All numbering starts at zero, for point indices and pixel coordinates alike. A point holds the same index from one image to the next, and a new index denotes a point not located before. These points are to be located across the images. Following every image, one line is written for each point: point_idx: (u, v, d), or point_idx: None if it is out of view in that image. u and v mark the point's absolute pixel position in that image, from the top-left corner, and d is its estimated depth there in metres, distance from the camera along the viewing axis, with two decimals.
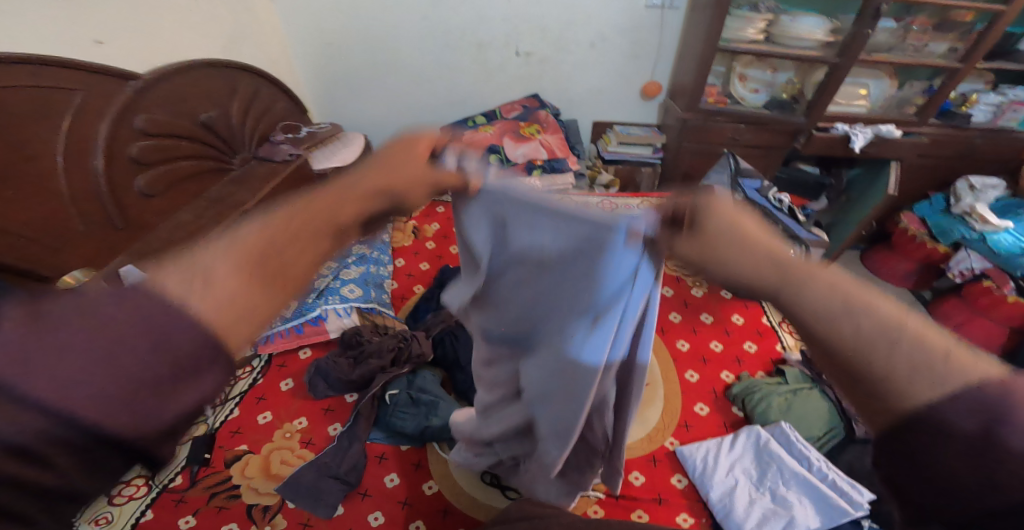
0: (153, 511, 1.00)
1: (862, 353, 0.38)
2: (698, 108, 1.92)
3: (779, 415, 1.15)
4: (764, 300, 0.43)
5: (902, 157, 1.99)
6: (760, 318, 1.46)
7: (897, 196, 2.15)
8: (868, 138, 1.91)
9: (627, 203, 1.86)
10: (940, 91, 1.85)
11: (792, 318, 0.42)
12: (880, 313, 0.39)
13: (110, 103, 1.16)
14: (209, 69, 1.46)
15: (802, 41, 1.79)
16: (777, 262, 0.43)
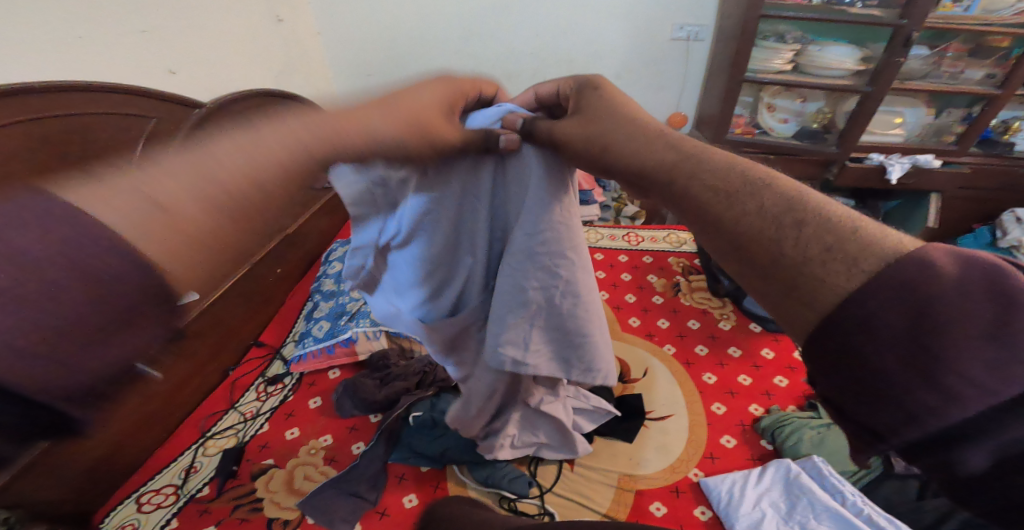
0: (178, 519, 1.04)
1: (753, 182, 0.45)
2: (726, 139, 1.94)
3: (810, 448, 1.10)
4: (687, 170, 0.49)
5: (942, 188, 1.93)
6: (792, 352, 1.41)
7: (938, 229, 2.08)
8: (905, 169, 1.86)
9: (653, 235, 1.85)
10: (978, 119, 1.81)
11: (708, 181, 0.47)
12: (763, 199, 0.44)
13: (177, 130, 1.19)
14: (264, 95, 1.50)
15: (828, 70, 1.80)
16: (674, 144, 0.51)
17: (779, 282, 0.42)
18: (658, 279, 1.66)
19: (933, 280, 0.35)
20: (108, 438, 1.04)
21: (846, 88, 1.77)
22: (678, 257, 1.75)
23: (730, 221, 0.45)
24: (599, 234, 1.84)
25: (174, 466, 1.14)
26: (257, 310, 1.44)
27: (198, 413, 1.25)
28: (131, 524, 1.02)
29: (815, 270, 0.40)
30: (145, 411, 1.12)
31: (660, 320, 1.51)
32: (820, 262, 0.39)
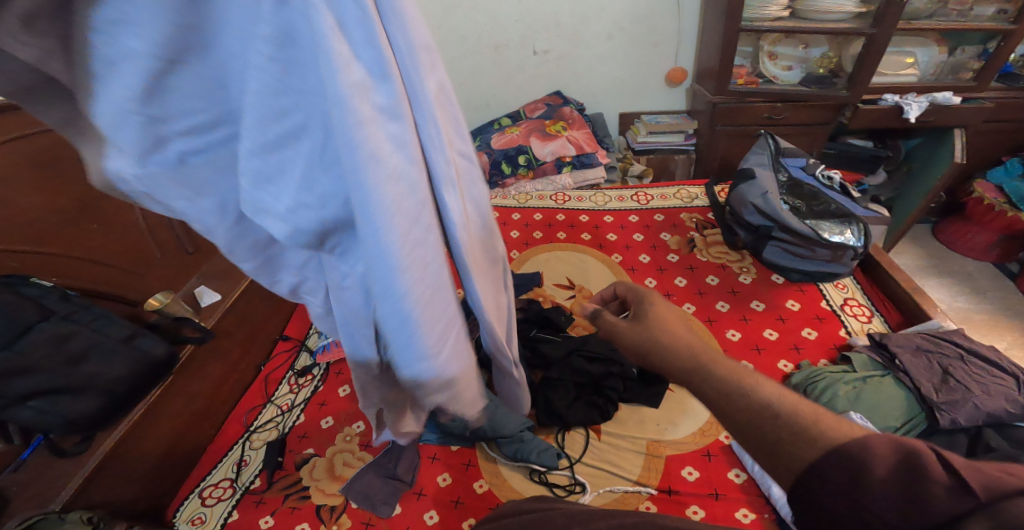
0: (238, 511, 1.06)
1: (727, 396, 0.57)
2: (729, 90, 1.84)
3: (847, 404, 1.07)
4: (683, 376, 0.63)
5: (967, 123, 1.83)
6: (819, 302, 1.38)
7: (967, 164, 1.98)
8: (924, 108, 1.76)
9: (663, 192, 1.80)
10: (995, 56, 1.70)
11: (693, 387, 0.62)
12: (751, 388, 0.56)
13: None
14: None
15: (829, 14, 1.70)
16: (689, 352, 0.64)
17: (760, 453, 0.53)
18: (672, 237, 1.62)
19: (867, 455, 0.46)
20: (162, 440, 1.08)
21: (850, 32, 1.67)
22: (691, 213, 1.70)
23: (728, 408, 0.57)
24: (607, 197, 1.79)
25: (226, 462, 1.16)
26: (277, 305, 1.46)
27: (239, 410, 1.27)
28: (199, 517, 1.06)
29: (784, 446, 0.51)
30: (191, 411, 1.16)
31: (677, 279, 1.48)
32: (789, 442, 0.51)
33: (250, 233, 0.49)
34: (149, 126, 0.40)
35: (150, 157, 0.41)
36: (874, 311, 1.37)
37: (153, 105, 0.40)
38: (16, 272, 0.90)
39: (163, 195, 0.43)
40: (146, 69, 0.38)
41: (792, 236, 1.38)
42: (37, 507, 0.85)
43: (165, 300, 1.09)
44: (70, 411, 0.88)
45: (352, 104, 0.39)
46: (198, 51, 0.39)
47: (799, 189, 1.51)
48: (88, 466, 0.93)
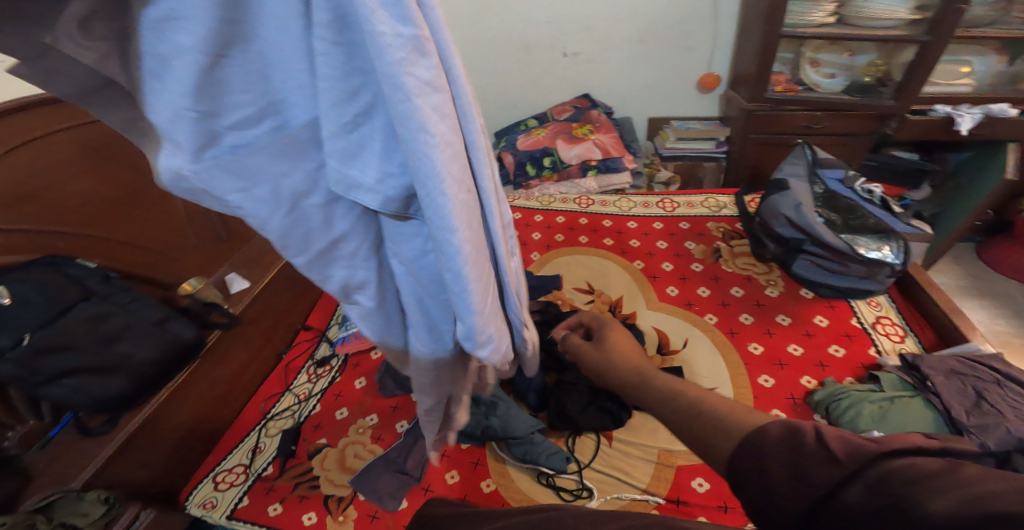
0: (249, 497, 1.09)
1: None
2: (765, 98, 1.80)
3: (870, 423, 1.02)
4: None
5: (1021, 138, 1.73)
6: (849, 320, 1.33)
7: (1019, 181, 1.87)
8: (976, 120, 1.67)
9: (690, 200, 1.77)
10: None
11: None
12: None
13: None
14: None
15: (881, 21, 1.63)
16: None
17: None
18: (697, 245, 1.59)
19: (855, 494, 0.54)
20: (182, 425, 1.12)
21: (901, 40, 1.61)
22: (718, 222, 1.67)
23: None
24: (632, 202, 1.77)
25: (241, 447, 1.20)
26: (301, 295, 1.49)
27: (258, 397, 1.31)
28: (210, 501, 1.09)
29: None
30: (212, 397, 1.19)
31: (700, 289, 1.45)
32: None
33: (306, 226, 0.46)
34: (204, 120, 0.39)
35: (207, 151, 0.40)
36: (908, 331, 1.31)
37: (205, 97, 0.38)
38: (63, 253, 0.94)
39: (222, 187, 0.41)
40: (199, 61, 0.37)
41: (825, 251, 1.33)
42: (59, 485, 0.91)
43: (197, 285, 1.13)
44: (101, 391, 0.91)
45: (406, 70, 0.38)
46: (239, 39, 0.38)
47: (835, 202, 1.45)
48: (109, 447, 0.97)
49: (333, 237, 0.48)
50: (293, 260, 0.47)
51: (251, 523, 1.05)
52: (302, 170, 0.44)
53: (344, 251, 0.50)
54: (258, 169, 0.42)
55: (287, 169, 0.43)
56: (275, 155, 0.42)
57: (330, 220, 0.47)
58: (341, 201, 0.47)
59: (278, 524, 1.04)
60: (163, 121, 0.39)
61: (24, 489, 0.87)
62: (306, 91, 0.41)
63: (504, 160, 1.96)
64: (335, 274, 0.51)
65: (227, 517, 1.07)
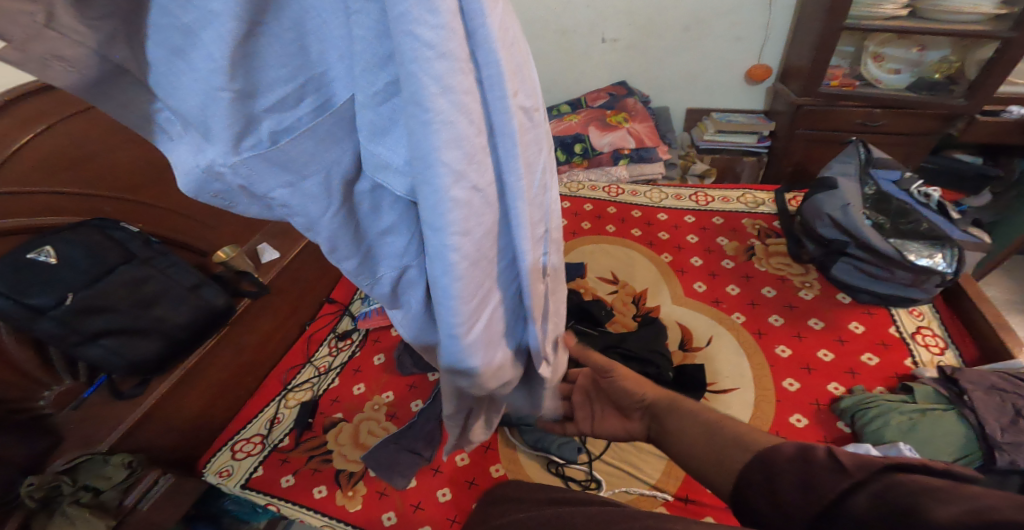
0: (263, 468, 1.14)
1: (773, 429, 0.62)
2: (818, 92, 1.71)
3: (897, 435, 0.98)
4: None
5: None
6: (887, 328, 1.26)
7: None
8: None
9: (724, 194, 1.71)
10: None
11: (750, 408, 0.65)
12: None
13: None
14: None
15: (962, 15, 1.53)
16: None
17: None
18: (730, 241, 1.54)
19: None
20: (206, 393, 1.17)
21: (981, 36, 1.50)
22: (753, 219, 1.61)
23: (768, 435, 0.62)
24: (663, 194, 1.73)
25: (261, 417, 1.25)
26: (328, 270, 1.52)
27: (281, 367, 1.36)
28: (227, 470, 1.14)
29: None
30: (236, 368, 1.24)
31: (729, 286, 1.41)
32: None
33: (355, 214, 0.47)
34: (238, 103, 0.39)
35: (245, 142, 0.41)
36: (950, 343, 1.24)
37: (240, 77, 0.39)
38: (110, 217, 0.99)
39: (265, 183, 0.42)
40: (230, 33, 0.37)
41: (870, 256, 1.26)
42: (86, 448, 0.96)
43: (231, 254, 1.15)
44: (134, 353, 0.95)
45: (411, 27, 0.36)
46: (273, 12, 0.39)
47: (885, 203, 1.37)
48: (137, 412, 1.02)
49: (381, 226, 0.50)
50: (342, 265, 0.50)
51: (265, 494, 1.09)
52: (347, 154, 0.45)
53: (391, 245, 0.51)
54: (301, 157, 0.42)
55: (333, 155, 0.44)
56: (314, 138, 0.42)
57: (377, 207, 0.48)
58: (386, 189, 0.48)
59: (290, 495, 1.08)
60: (195, 108, 0.40)
61: (56, 448, 0.94)
62: (345, 64, 0.41)
63: None
64: (384, 269, 0.53)
65: (241, 486, 1.11)
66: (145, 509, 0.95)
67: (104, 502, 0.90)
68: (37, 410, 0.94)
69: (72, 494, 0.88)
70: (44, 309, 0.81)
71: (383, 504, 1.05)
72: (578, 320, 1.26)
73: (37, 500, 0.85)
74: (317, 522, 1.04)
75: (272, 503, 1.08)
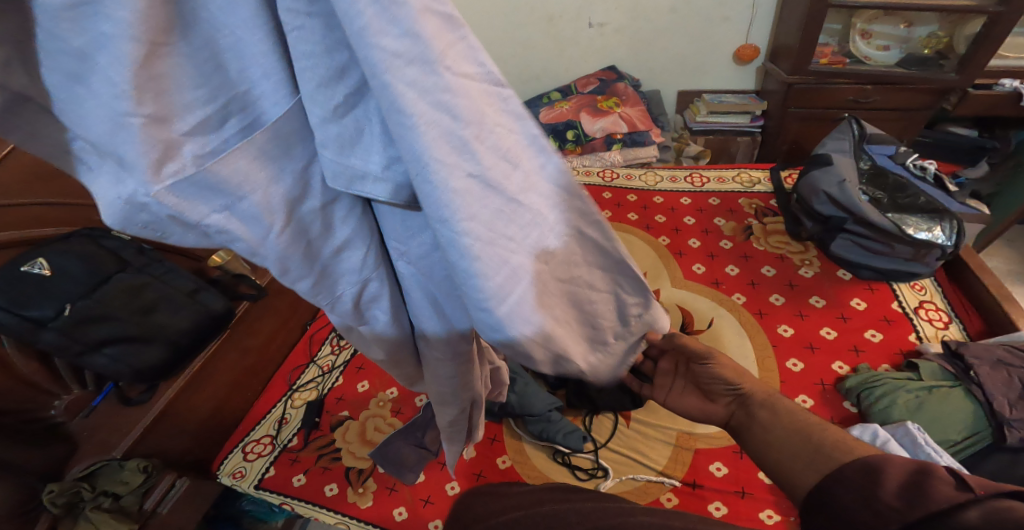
0: (275, 468, 1.14)
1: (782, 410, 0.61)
2: (809, 71, 1.70)
3: (905, 414, 0.98)
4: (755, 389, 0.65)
5: None
6: (890, 303, 1.26)
7: None
8: None
9: (720, 174, 1.70)
10: None
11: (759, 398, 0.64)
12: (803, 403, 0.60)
13: None
14: None
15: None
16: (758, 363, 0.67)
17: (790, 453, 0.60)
18: (727, 222, 1.53)
19: None
20: (214, 397, 1.16)
21: (971, 10, 1.49)
22: (750, 198, 1.60)
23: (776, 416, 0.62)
24: (658, 176, 1.72)
25: (269, 418, 1.25)
26: None
27: (284, 368, 1.36)
28: (240, 471, 1.14)
29: None
30: (241, 370, 1.24)
31: (728, 267, 1.40)
32: None
33: (304, 236, 0.38)
34: (154, 127, 0.31)
35: (166, 168, 0.32)
36: (953, 317, 1.23)
37: (149, 97, 0.31)
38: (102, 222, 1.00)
39: (197, 209, 0.33)
40: (132, 52, 0.29)
41: (870, 231, 1.26)
42: (101, 454, 0.96)
43: (226, 257, 1.14)
44: (138, 361, 0.95)
45: (380, 41, 0.30)
46: (181, 24, 0.31)
47: (882, 178, 1.36)
48: (148, 417, 1.01)
49: (335, 243, 0.41)
50: (296, 287, 0.40)
51: (278, 493, 1.09)
52: (290, 172, 0.36)
53: (349, 261, 0.42)
54: (236, 178, 0.33)
55: (273, 172, 0.35)
56: (251, 157, 0.34)
57: (329, 225, 0.40)
58: (341, 200, 0.39)
59: (303, 494, 1.09)
60: (105, 135, 0.31)
61: (73, 455, 0.95)
62: (274, 77, 0.34)
63: None
64: (343, 288, 0.44)
65: (254, 487, 1.12)
66: (163, 513, 1.00)
67: (125, 507, 0.93)
68: (50, 420, 0.92)
69: (93, 500, 0.90)
70: (43, 321, 0.81)
71: (394, 500, 1.06)
72: None
73: (61, 506, 0.88)
74: (331, 519, 1.05)
75: (286, 502, 1.08)
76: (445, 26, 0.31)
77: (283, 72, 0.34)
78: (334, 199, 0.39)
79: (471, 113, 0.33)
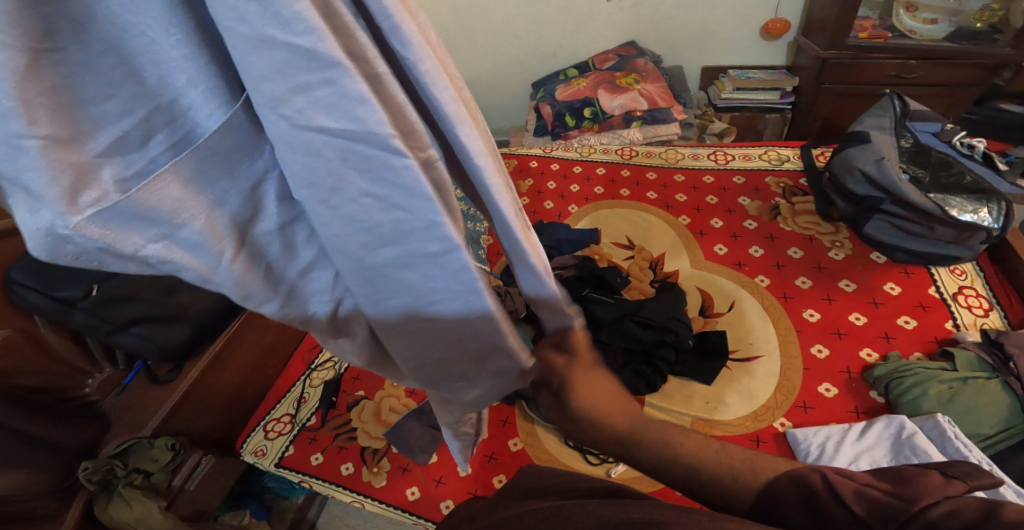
0: (293, 447, 1.16)
1: None
2: (845, 44, 1.60)
3: (935, 406, 0.93)
4: None
5: None
6: (926, 289, 1.19)
7: None
8: None
9: (745, 152, 1.63)
10: None
11: None
12: None
13: None
14: None
15: None
16: None
17: None
18: (752, 201, 1.47)
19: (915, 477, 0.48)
20: (234, 377, 1.19)
21: None
22: (777, 177, 1.53)
23: None
24: (680, 154, 1.66)
25: (288, 398, 1.27)
26: None
27: (302, 347, 1.38)
28: (261, 450, 1.18)
29: None
30: (259, 350, 1.25)
31: (753, 248, 1.35)
32: None
33: (263, 260, 0.38)
34: (59, 149, 0.29)
35: (84, 196, 0.30)
36: (993, 303, 1.17)
37: (44, 114, 0.28)
38: None
39: (131, 239, 0.31)
40: (11, 61, 0.27)
41: (909, 212, 1.19)
42: (132, 432, 0.99)
43: None
44: (165, 340, 0.96)
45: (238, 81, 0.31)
46: (71, 26, 0.29)
47: (924, 156, 1.29)
48: (174, 396, 1.04)
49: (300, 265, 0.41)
50: (263, 309, 0.40)
51: (296, 471, 1.12)
52: (236, 192, 0.35)
53: (319, 280, 0.42)
54: (170, 202, 0.32)
55: (214, 195, 0.34)
56: (186, 179, 0.32)
57: (291, 248, 0.39)
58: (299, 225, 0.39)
59: (320, 472, 1.11)
60: (1, 159, 0.28)
61: (105, 433, 0.98)
62: (204, 92, 0.33)
63: (541, 111, 1.87)
64: (316, 306, 0.44)
65: (274, 465, 1.15)
66: (191, 489, 1.05)
67: (155, 484, 0.99)
68: (84, 398, 0.95)
69: (126, 477, 0.96)
70: (72, 301, 0.80)
71: (407, 479, 1.07)
72: (594, 288, 1.22)
73: (96, 482, 0.93)
74: (346, 497, 1.08)
75: (305, 480, 1.11)
76: (298, 62, 0.29)
77: (211, 78, 0.33)
78: (293, 219, 0.39)
79: (324, 173, 0.33)
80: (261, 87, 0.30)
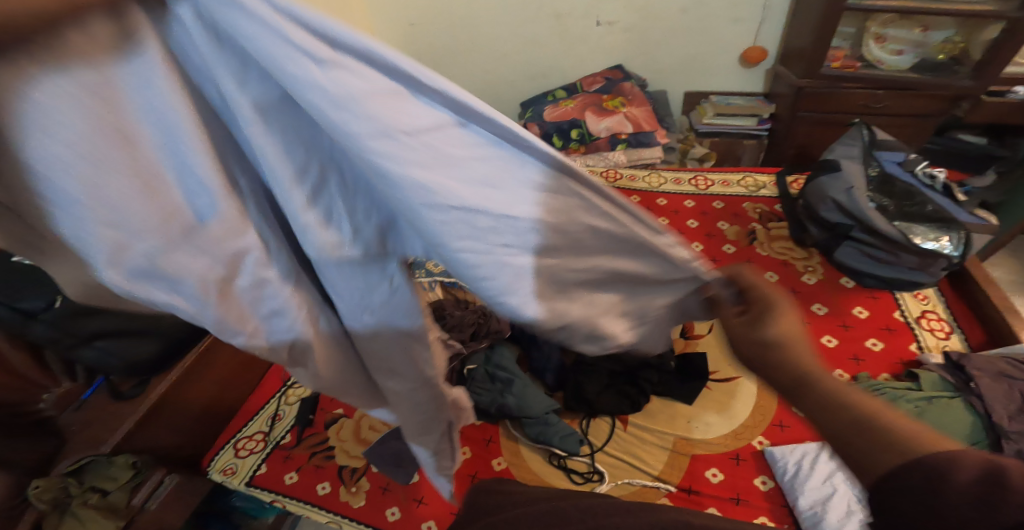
0: (266, 465, 1.14)
1: None
2: (820, 74, 1.68)
3: None
4: None
5: None
6: (892, 313, 1.25)
7: None
8: None
9: (725, 178, 1.69)
10: None
11: None
12: None
13: None
14: None
15: None
16: None
17: None
18: (731, 226, 1.52)
19: None
20: (207, 390, 1.16)
21: (989, 14, 1.47)
22: (755, 203, 1.59)
23: None
24: (662, 178, 1.71)
25: (262, 414, 1.24)
26: None
27: (280, 364, 1.35)
28: (231, 468, 1.14)
29: None
30: (233, 366, 1.23)
31: None
32: None
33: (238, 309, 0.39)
34: (109, 231, 0.32)
35: (116, 263, 0.33)
36: (954, 326, 1.23)
37: (98, 198, 0.31)
38: None
39: (149, 295, 0.35)
40: (81, 165, 0.30)
41: (876, 240, 1.24)
42: (92, 448, 0.93)
43: None
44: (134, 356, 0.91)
45: (354, 144, 0.32)
46: (128, 123, 0.32)
47: (890, 186, 1.34)
48: (142, 409, 0.99)
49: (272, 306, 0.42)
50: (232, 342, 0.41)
51: (270, 490, 1.09)
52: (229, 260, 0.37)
53: (283, 324, 0.43)
54: (180, 274, 0.35)
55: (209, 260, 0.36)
56: (193, 253, 0.35)
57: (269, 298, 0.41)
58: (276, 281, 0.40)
59: (294, 492, 1.08)
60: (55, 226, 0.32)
61: (60, 451, 0.91)
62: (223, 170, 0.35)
63: (529, 131, 1.91)
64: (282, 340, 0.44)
65: (245, 484, 1.11)
66: (152, 509, 1.01)
67: (113, 503, 0.94)
68: (40, 413, 0.88)
69: (81, 496, 0.90)
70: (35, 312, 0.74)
71: (387, 499, 1.06)
72: None
73: (47, 501, 0.85)
74: (321, 518, 1.05)
75: (277, 500, 1.08)
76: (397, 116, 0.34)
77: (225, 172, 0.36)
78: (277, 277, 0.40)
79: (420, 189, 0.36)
80: (363, 141, 0.33)
